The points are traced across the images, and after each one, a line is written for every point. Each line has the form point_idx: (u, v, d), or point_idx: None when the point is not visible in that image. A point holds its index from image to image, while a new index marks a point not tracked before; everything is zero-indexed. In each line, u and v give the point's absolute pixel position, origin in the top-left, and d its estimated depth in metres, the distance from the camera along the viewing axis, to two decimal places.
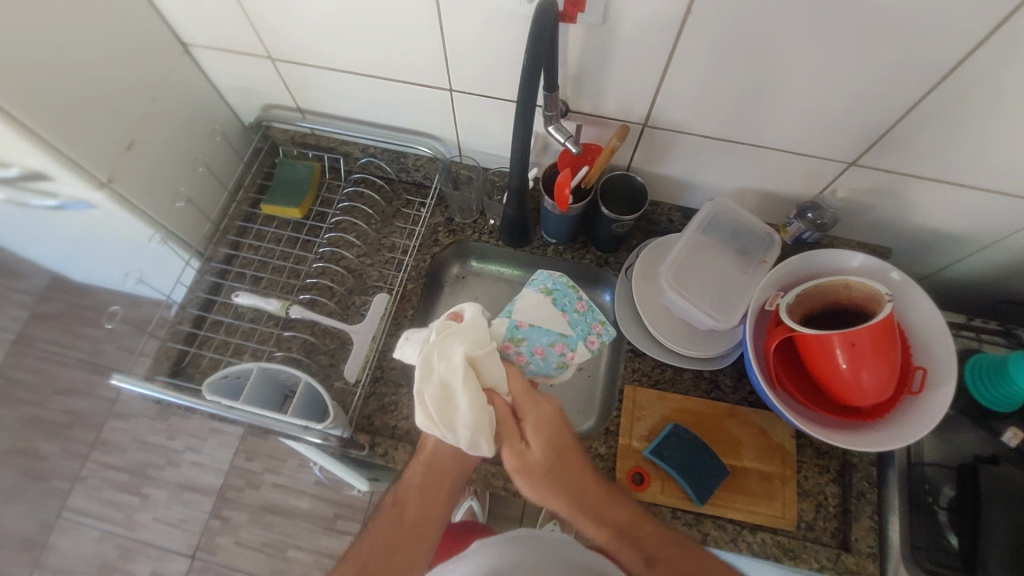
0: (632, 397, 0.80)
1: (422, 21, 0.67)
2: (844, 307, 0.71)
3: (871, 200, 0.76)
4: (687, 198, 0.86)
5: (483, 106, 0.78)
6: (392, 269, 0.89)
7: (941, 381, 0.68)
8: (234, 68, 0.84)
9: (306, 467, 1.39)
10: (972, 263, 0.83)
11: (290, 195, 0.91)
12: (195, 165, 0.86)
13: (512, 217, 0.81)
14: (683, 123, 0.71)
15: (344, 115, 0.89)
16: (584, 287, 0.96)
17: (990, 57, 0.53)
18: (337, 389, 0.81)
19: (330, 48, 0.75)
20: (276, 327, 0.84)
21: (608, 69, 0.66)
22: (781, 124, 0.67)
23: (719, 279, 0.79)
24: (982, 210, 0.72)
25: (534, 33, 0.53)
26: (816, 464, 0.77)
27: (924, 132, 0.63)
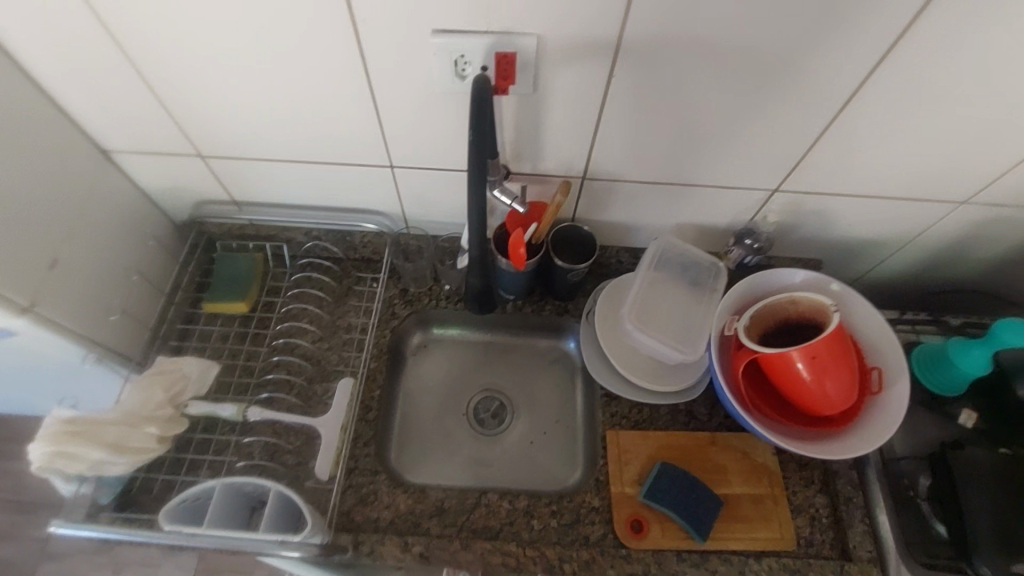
0: (616, 443, 0.79)
1: (355, 105, 0.68)
2: (795, 323, 0.74)
3: (797, 219, 0.82)
4: (631, 240, 0.90)
5: (426, 178, 0.79)
6: (351, 349, 0.86)
7: (895, 377, 0.72)
8: (162, 169, 0.81)
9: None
10: (893, 262, 0.90)
11: (234, 290, 0.87)
12: (128, 273, 0.81)
13: (474, 286, 0.81)
14: (619, 173, 0.75)
15: (281, 201, 0.88)
16: (547, 337, 0.96)
17: (878, 87, 0.61)
18: (308, 489, 0.75)
19: (264, 140, 0.75)
20: (234, 433, 0.79)
21: (543, 131, 0.69)
22: (706, 163, 0.72)
23: (678, 312, 0.81)
24: (891, 216, 0.79)
25: (473, 113, 0.56)
26: (801, 477, 0.78)
27: (832, 155, 0.70)
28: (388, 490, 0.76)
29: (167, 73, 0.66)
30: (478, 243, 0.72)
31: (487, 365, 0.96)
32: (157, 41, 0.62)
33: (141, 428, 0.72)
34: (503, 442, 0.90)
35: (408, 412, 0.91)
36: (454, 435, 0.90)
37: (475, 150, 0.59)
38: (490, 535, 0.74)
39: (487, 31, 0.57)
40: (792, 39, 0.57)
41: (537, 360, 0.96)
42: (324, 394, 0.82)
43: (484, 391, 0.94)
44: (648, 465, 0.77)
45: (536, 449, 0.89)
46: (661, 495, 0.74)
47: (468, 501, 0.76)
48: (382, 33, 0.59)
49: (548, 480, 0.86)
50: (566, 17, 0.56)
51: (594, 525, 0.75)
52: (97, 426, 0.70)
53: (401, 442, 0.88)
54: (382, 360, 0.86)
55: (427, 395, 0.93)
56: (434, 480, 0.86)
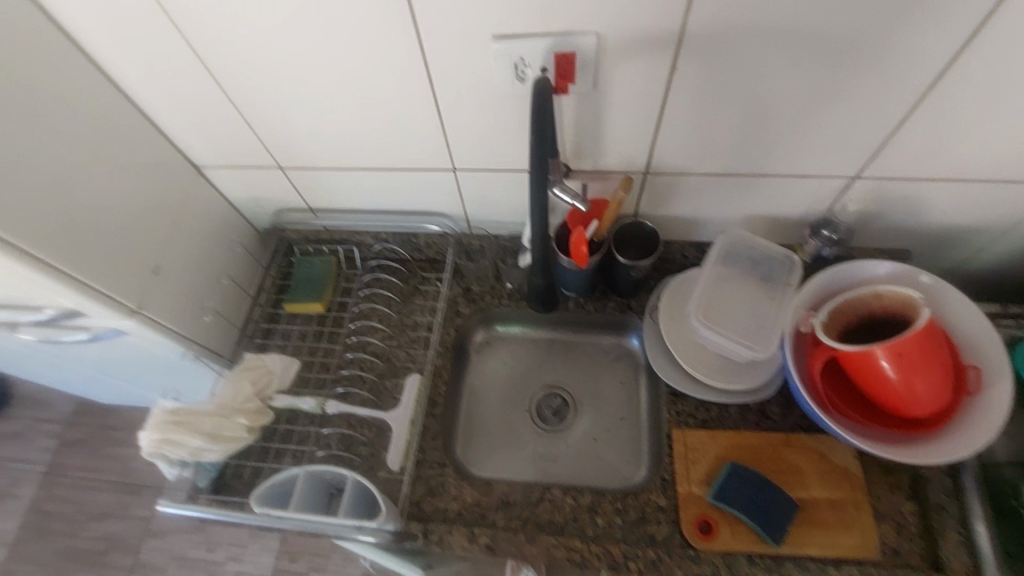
0: (683, 441, 0.77)
1: (420, 112, 0.71)
2: (878, 318, 0.70)
3: (880, 208, 0.76)
4: (696, 234, 0.87)
5: (488, 180, 0.81)
6: (419, 346, 0.90)
7: (997, 377, 0.66)
8: (246, 181, 0.88)
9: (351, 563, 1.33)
10: (993, 251, 0.83)
11: (310, 291, 0.92)
12: (220, 277, 0.89)
13: (537, 286, 0.81)
14: (683, 167, 0.73)
15: (351, 207, 0.93)
16: (610, 334, 0.95)
17: (973, 62, 0.56)
18: (381, 479, 0.79)
19: (336, 150, 0.79)
20: (314, 424, 0.84)
21: (604, 127, 0.69)
22: (776, 153, 0.69)
23: (748, 308, 0.78)
24: (991, 200, 0.73)
25: (535, 118, 0.57)
26: (887, 482, 0.73)
27: (919, 137, 0.65)
28: (456, 483, 0.79)
29: (249, 92, 0.71)
30: (540, 242, 0.73)
31: (549, 361, 0.96)
32: (240, 63, 0.67)
33: (233, 417, 0.78)
34: (567, 438, 0.90)
35: (473, 407, 0.93)
36: (518, 431, 0.92)
37: (536, 151, 0.60)
38: (555, 530, 0.75)
39: (547, 33, 0.58)
40: (872, 17, 0.53)
41: (600, 356, 0.96)
42: (393, 388, 0.86)
43: (546, 388, 0.95)
44: (716, 465, 0.75)
45: (599, 446, 0.89)
46: (732, 497, 0.72)
47: (532, 496, 0.78)
48: (445, 42, 0.61)
49: (612, 477, 0.86)
50: (626, 12, 0.55)
51: (660, 524, 0.74)
52: (196, 415, 0.76)
53: (467, 436, 0.91)
54: (447, 357, 0.89)
55: (491, 391, 0.95)
56: (499, 473, 0.88)
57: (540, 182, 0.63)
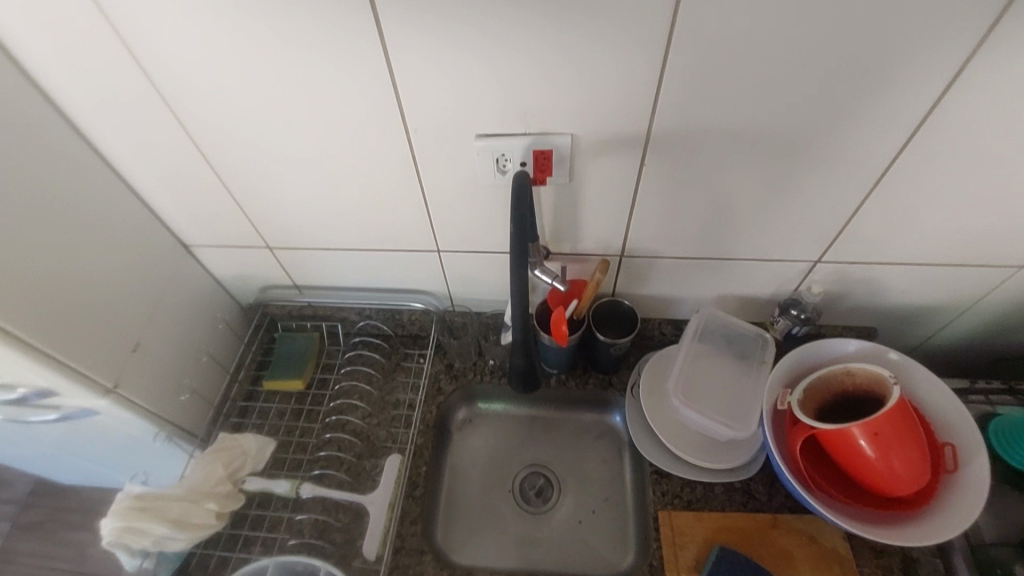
0: (669, 524, 0.75)
1: (406, 198, 0.74)
2: (852, 395, 0.71)
3: (845, 288, 0.80)
4: (673, 312, 0.90)
5: (470, 260, 0.84)
6: (400, 425, 0.88)
7: (972, 454, 0.67)
8: (233, 259, 0.90)
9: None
10: (955, 329, 0.86)
11: (290, 367, 0.92)
12: (199, 354, 0.88)
13: (517, 366, 0.81)
14: (657, 249, 0.77)
15: (337, 284, 0.94)
16: (592, 411, 0.95)
17: (911, 159, 0.61)
18: (356, 569, 0.75)
19: (324, 232, 0.82)
20: (288, 509, 0.80)
21: (580, 214, 0.73)
22: (742, 238, 0.74)
23: (726, 386, 0.80)
24: (945, 282, 0.77)
25: (515, 207, 0.61)
26: (877, 566, 0.72)
27: (873, 224, 0.70)
28: (434, 572, 0.75)
29: (243, 176, 0.75)
30: (521, 319, 0.74)
31: (533, 439, 0.95)
32: (237, 150, 0.71)
33: (200, 502, 0.74)
34: (550, 520, 0.87)
35: (454, 488, 0.90)
36: (500, 513, 0.89)
37: (517, 237, 0.63)
38: None
39: (525, 132, 0.63)
40: (816, 122, 0.59)
41: (584, 433, 0.95)
42: (372, 469, 0.84)
43: (530, 467, 0.93)
44: (704, 550, 0.73)
45: (584, 529, 0.86)
46: None
47: None
48: (430, 137, 0.65)
49: (598, 563, 0.83)
50: (597, 115, 0.60)
51: None
52: (161, 500, 0.73)
53: (447, 519, 0.87)
54: (428, 436, 0.88)
55: (473, 470, 0.93)
56: (481, 560, 0.84)
57: (519, 265, 0.65)
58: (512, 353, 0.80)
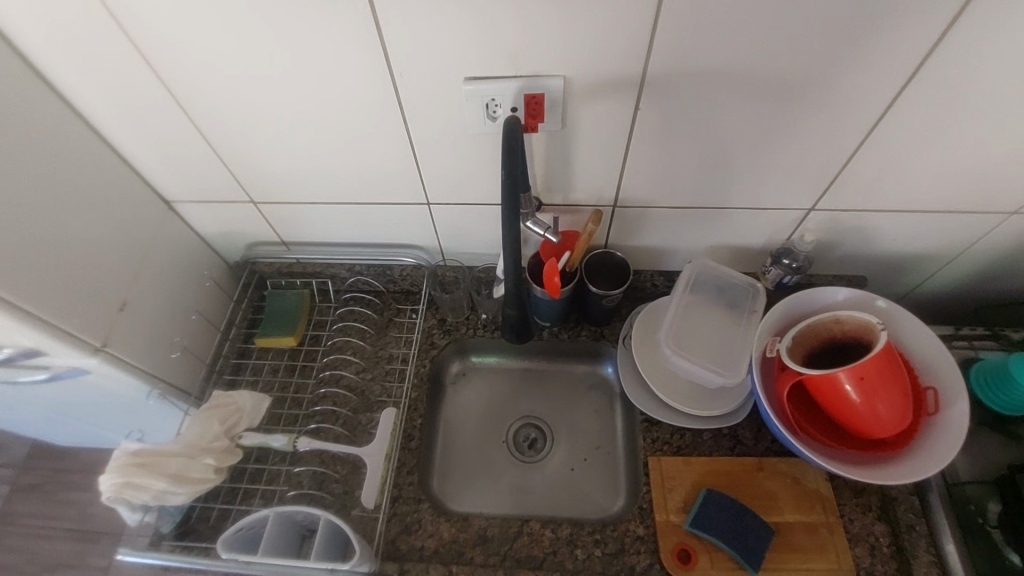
0: (658, 469, 0.78)
1: (393, 148, 0.72)
2: (840, 342, 0.72)
3: (836, 237, 0.80)
4: (665, 263, 0.90)
5: (460, 213, 0.83)
6: (393, 379, 0.89)
7: (953, 397, 0.69)
8: (218, 215, 0.88)
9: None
10: (943, 276, 0.87)
11: (281, 324, 0.91)
12: (188, 313, 0.86)
13: (510, 317, 0.82)
14: (649, 199, 0.76)
15: (325, 240, 0.93)
16: (584, 363, 0.96)
17: (911, 102, 0.60)
18: (355, 518, 0.77)
19: (311, 186, 0.80)
20: (285, 462, 0.82)
21: (573, 163, 0.71)
22: (736, 186, 0.73)
23: (717, 335, 0.80)
24: (935, 229, 0.77)
25: (506, 157, 0.59)
26: (857, 504, 0.75)
27: (869, 169, 0.69)
28: (432, 519, 0.77)
29: (223, 126, 0.71)
30: (513, 273, 0.74)
31: (526, 391, 0.97)
32: (213, 99, 0.68)
33: (199, 457, 0.75)
34: (543, 468, 0.90)
35: (449, 440, 0.92)
36: (494, 463, 0.91)
37: (508, 184, 0.61)
38: (534, 566, 0.74)
39: (515, 75, 0.60)
40: (816, 63, 0.57)
41: (576, 385, 0.96)
42: (368, 423, 0.85)
43: (523, 419, 0.95)
44: (692, 492, 0.76)
45: (576, 476, 0.89)
46: (708, 524, 0.72)
47: (510, 531, 0.77)
48: (416, 83, 0.63)
49: (590, 508, 0.86)
50: (590, 57, 0.58)
51: (640, 554, 0.73)
52: (159, 457, 0.73)
53: (443, 469, 0.89)
54: (422, 389, 0.89)
55: (468, 422, 0.94)
56: (477, 507, 0.87)
57: (511, 211, 0.64)
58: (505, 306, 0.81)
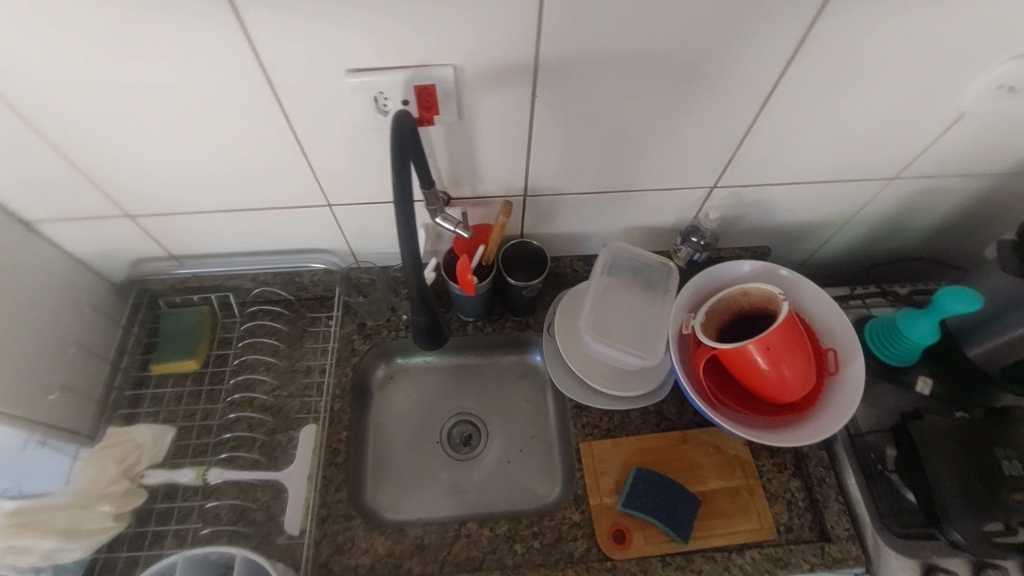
0: (590, 454, 0.79)
1: (282, 149, 0.66)
2: (749, 314, 0.75)
3: (739, 211, 0.83)
4: (582, 248, 0.90)
5: (366, 212, 0.78)
6: (313, 394, 0.84)
7: (850, 356, 0.73)
8: (89, 232, 0.77)
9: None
10: (836, 241, 0.93)
11: (181, 347, 0.84)
12: (65, 344, 0.76)
13: (421, 324, 0.71)
14: (559, 186, 0.75)
15: (222, 250, 0.85)
16: (512, 354, 0.95)
17: (796, 80, 0.61)
18: (280, 545, 0.72)
19: (196, 193, 0.73)
20: (198, 498, 0.75)
21: (476, 155, 0.68)
22: (641, 169, 0.73)
23: (635, 317, 0.82)
24: (826, 198, 0.81)
25: (396, 163, 0.54)
26: (774, 463, 0.79)
27: (764, 145, 0.70)
28: (365, 534, 0.74)
29: (78, 130, 0.62)
30: (418, 282, 0.64)
31: (457, 389, 0.95)
32: (59, 101, 0.58)
33: (92, 507, 0.67)
34: (479, 464, 0.89)
35: (380, 448, 0.89)
36: (429, 465, 0.89)
37: (399, 203, 0.55)
38: (473, 567, 0.73)
39: (402, 65, 0.57)
40: (705, 44, 0.57)
41: (507, 377, 0.95)
42: (287, 444, 0.80)
43: (455, 417, 0.93)
44: (623, 472, 0.77)
45: (513, 468, 0.88)
46: (639, 502, 0.74)
47: (448, 535, 0.75)
48: (294, 77, 0.57)
49: (528, 498, 0.86)
50: (478, 44, 0.55)
51: (577, 540, 0.74)
52: (42, 512, 0.64)
53: (376, 479, 0.86)
54: (345, 401, 0.84)
55: (399, 426, 0.91)
56: (414, 514, 0.85)
57: (405, 227, 0.57)
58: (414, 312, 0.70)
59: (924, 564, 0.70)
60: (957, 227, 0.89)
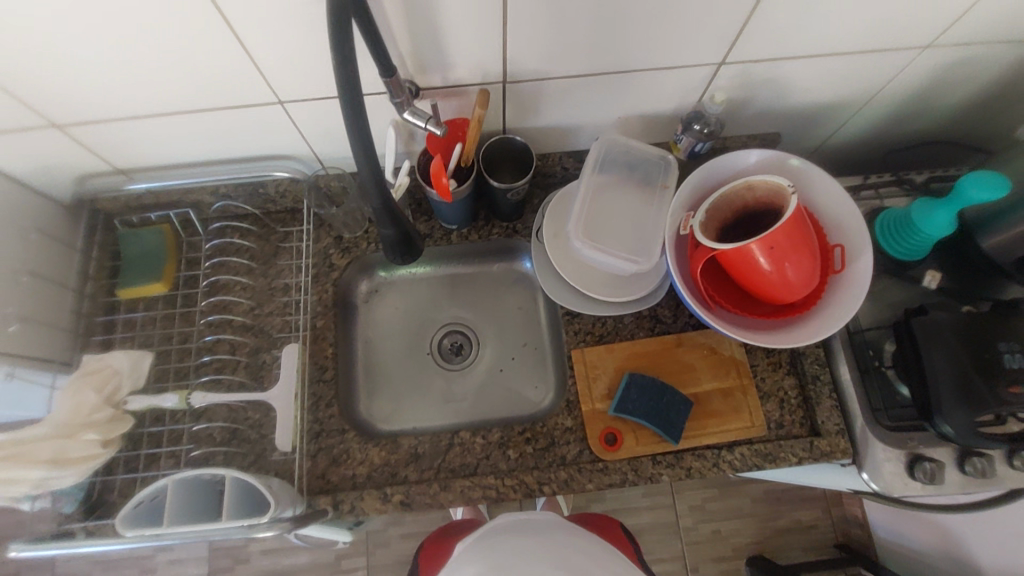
0: (582, 361, 0.77)
1: (212, 34, 0.56)
2: (753, 210, 0.69)
3: (748, 93, 0.74)
4: (573, 142, 0.82)
5: (326, 109, 0.69)
6: (292, 311, 0.80)
7: (858, 252, 0.68)
8: (15, 148, 0.68)
9: (279, 545, 1.27)
10: (854, 124, 0.84)
11: (146, 270, 0.78)
12: (15, 275, 0.69)
13: (388, 237, 0.65)
14: (542, 71, 0.65)
15: (173, 161, 0.77)
16: (501, 261, 0.91)
17: None
18: (276, 461, 0.73)
19: (126, 95, 0.63)
20: (187, 420, 0.75)
21: (443, 34, 0.58)
22: (636, 46, 0.63)
23: (629, 217, 0.76)
24: (847, 74, 0.71)
25: (334, 40, 0.46)
26: (768, 362, 0.78)
27: (783, 12, 0.60)
28: (360, 446, 0.75)
29: None
30: (380, 190, 0.56)
31: (445, 299, 0.91)
32: None
33: (79, 435, 0.66)
34: (471, 373, 0.88)
35: (371, 361, 0.87)
36: (421, 377, 0.88)
37: (344, 92, 0.48)
38: (468, 472, 0.74)
39: None
40: None
41: (498, 285, 0.91)
42: (272, 363, 0.78)
43: (445, 328, 0.91)
44: (616, 377, 0.76)
45: (506, 376, 0.87)
46: (632, 406, 0.73)
47: (441, 444, 0.75)
48: None
49: (521, 405, 0.85)
50: None
51: (570, 444, 0.74)
52: (26, 445, 0.63)
53: (369, 391, 0.85)
54: (328, 316, 0.81)
55: (388, 338, 0.89)
56: (409, 423, 0.85)
57: (355, 123, 0.50)
58: (380, 225, 0.62)
59: (909, 454, 0.70)
60: (989, 103, 0.80)
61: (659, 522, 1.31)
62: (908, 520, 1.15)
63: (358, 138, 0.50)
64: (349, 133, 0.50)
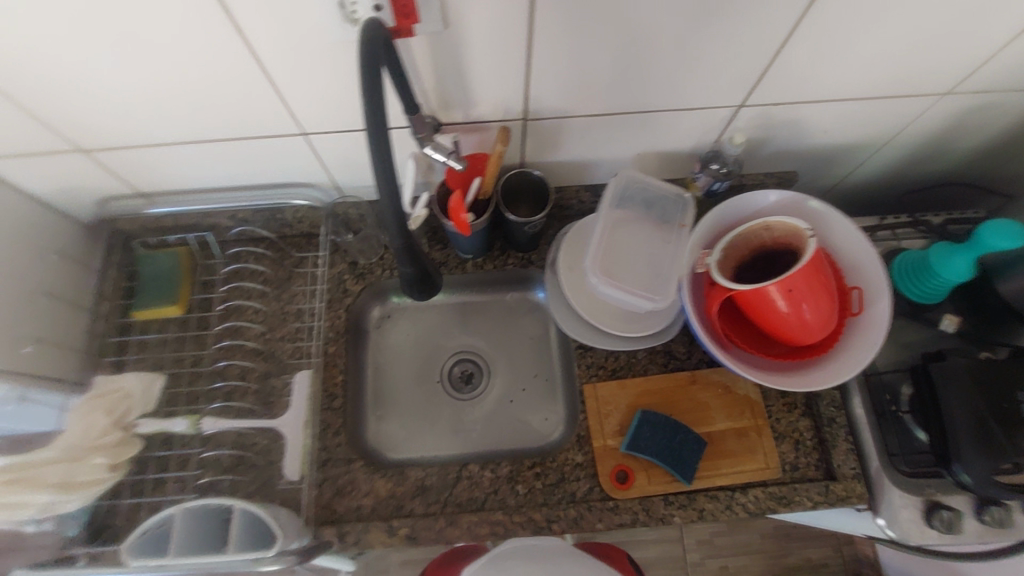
0: (594, 396, 0.76)
1: (241, 68, 0.57)
2: (770, 250, 0.69)
3: (766, 133, 0.74)
4: (590, 176, 0.83)
5: (348, 140, 0.70)
6: (304, 337, 0.80)
7: (877, 296, 0.68)
8: (41, 170, 0.69)
9: None
10: (870, 165, 0.84)
11: (161, 293, 0.79)
12: (32, 295, 0.70)
13: (405, 274, 0.65)
14: (563, 109, 0.66)
15: (193, 185, 0.78)
16: (513, 291, 0.91)
17: None
18: (281, 490, 0.72)
19: (152, 122, 0.64)
20: (194, 445, 0.74)
21: (467, 73, 0.59)
22: (658, 86, 0.63)
23: (645, 254, 0.76)
24: (866, 118, 0.72)
25: (363, 81, 0.46)
26: (782, 403, 0.77)
27: (804, 59, 0.60)
28: (367, 477, 0.74)
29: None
30: (401, 229, 0.57)
31: (457, 327, 0.91)
32: None
33: (86, 459, 0.66)
34: (480, 403, 0.87)
35: (380, 387, 0.87)
36: (429, 405, 0.87)
37: (372, 129, 0.48)
38: (475, 506, 0.73)
39: None
40: None
41: (509, 314, 0.91)
42: (282, 389, 0.77)
43: (455, 356, 0.90)
44: (628, 414, 0.75)
45: (515, 408, 0.87)
46: (643, 444, 0.72)
47: (450, 476, 0.75)
48: None
49: (530, 437, 0.84)
50: None
51: (580, 480, 0.73)
52: (33, 469, 0.63)
53: (378, 418, 0.85)
54: (340, 342, 0.81)
55: (397, 365, 0.89)
56: (416, 453, 0.84)
57: (382, 164, 0.50)
58: (399, 263, 0.63)
59: (926, 501, 0.68)
60: (1008, 148, 0.80)
61: (663, 556, 1.29)
62: (921, 564, 1.12)
63: (383, 178, 0.51)
64: (373, 169, 0.50)
